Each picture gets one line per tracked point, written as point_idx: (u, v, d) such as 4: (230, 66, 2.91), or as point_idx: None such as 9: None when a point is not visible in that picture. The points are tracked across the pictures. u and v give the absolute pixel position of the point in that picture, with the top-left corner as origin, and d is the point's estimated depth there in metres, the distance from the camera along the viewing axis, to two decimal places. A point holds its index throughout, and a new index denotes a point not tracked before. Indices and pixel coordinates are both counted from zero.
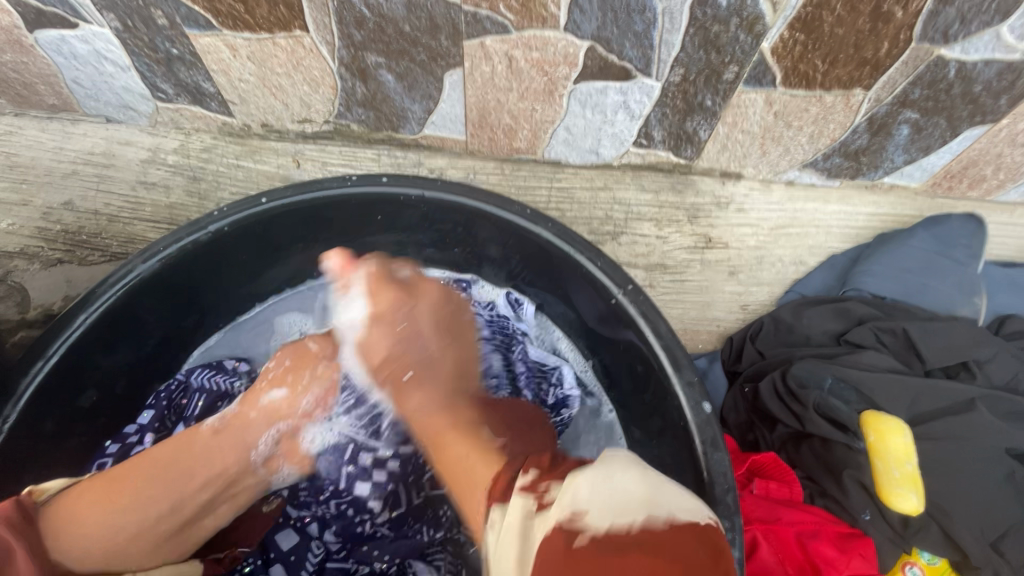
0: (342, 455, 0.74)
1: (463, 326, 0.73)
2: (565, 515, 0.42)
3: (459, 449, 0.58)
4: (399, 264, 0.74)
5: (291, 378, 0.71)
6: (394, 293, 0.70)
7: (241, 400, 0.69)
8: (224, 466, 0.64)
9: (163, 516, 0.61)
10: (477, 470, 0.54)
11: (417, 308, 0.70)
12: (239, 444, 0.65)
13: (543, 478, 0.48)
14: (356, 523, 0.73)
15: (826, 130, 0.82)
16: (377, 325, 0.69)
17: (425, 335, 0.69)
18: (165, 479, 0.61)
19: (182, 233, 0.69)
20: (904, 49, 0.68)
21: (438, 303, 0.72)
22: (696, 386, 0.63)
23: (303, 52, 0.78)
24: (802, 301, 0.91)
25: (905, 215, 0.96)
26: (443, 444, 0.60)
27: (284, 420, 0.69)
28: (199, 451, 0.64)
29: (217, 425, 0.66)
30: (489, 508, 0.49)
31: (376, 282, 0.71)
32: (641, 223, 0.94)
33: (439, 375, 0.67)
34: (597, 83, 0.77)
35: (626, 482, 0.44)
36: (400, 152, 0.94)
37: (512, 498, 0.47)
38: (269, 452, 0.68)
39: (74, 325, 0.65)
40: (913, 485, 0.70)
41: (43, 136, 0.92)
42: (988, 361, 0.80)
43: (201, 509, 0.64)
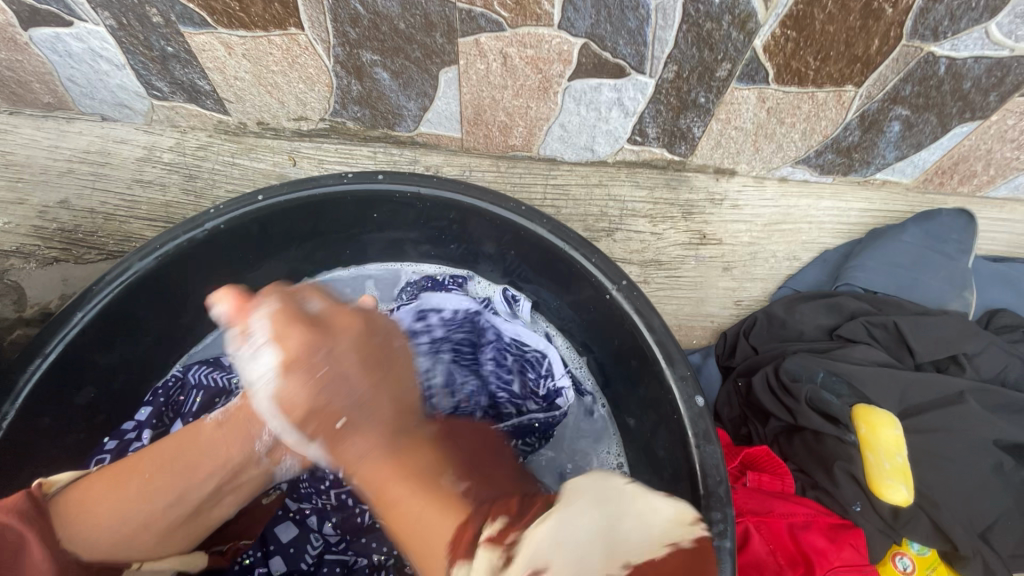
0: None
1: (395, 360, 0.61)
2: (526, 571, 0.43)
3: (405, 502, 0.54)
4: (308, 292, 0.61)
5: None
6: (285, 334, 0.56)
7: (246, 388, 0.64)
8: (228, 456, 0.61)
9: (169, 508, 0.60)
10: (438, 523, 0.52)
11: (338, 348, 0.57)
12: (245, 434, 0.60)
13: (511, 528, 0.47)
14: (356, 513, 0.73)
15: (818, 126, 0.83)
16: (292, 373, 0.55)
17: (352, 378, 0.57)
18: (169, 471, 0.59)
19: (179, 231, 0.70)
20: (894, 46, 0.69)
21: (361, 337, 0.59)
22: (689, 380, 0.63)
23: (298, 49, 0.78)
24: (795, 296, 0.92)
25: (897, 210, 0.97)
26: (394, 484, 0.55)
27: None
28: (203, 444, 0.60)
29: (218, 418, 0.62)
30: (452, 565, 0.48)
31: (283, 318, 0.57)
32: (636, 219, 0.95)
33: (372, 426, 0.57)
34: (591, 80, 0.78)
35: (587, 523, 0.45)
36: (396, 150, 0.94)
37: (475, 555, 0.46)
38: (273, 444, 0.62)
39: (71, 323, 0.66)
40: (903, 478, 0.70)
41: (39, 135, 0.92)
42: (977, 354, 0.81)
43: (208, 500, 0.63)
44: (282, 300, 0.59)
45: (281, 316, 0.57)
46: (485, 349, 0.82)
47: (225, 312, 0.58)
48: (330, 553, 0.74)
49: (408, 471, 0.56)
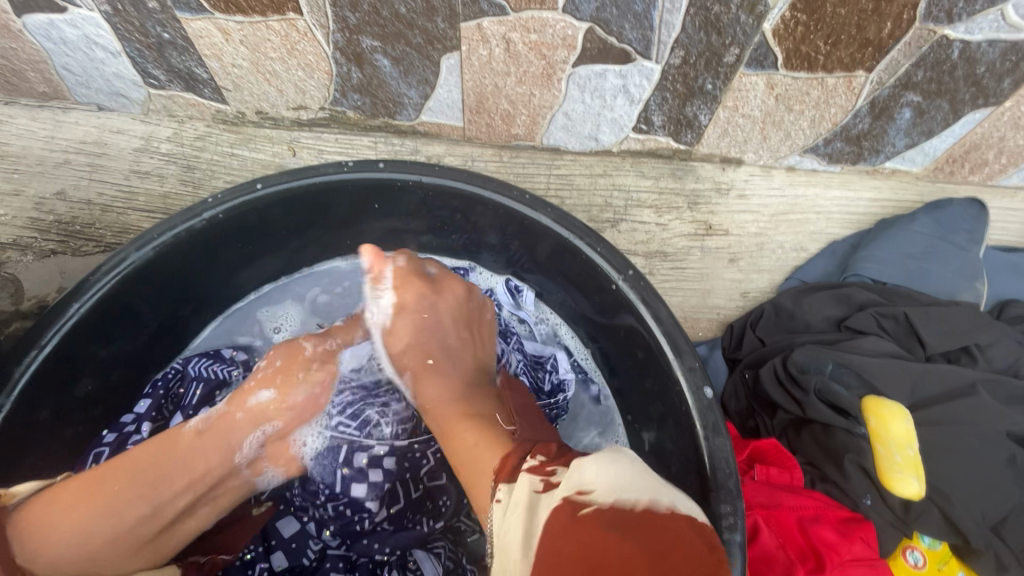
0: (335, 455, 0.71)
1: (482, 323, 0.76)
2: (572, 491, 0.41)
3: (464, 425, 0.60)
4: (427, 261, 0.78)
5: (279, 379, 0.69)
6: (399, 296, 0.73)
7: (228, 399, 0.67)
8: (206, 468, 0.62)
9: (141, 520, 0.58)
10: (485, 452, 0.54)
11: (440, 303, 0.74)
12: (226, 446, 0.63)
13: (551, 462, 0.47)
14: (355, 522, 0.71)
15: (828, 114, 0.81)
16: (400, 320, 0.72)
17: (446, 327, 0.73)
18: (141, 481, 0.58)
19: (176, 220, 0.68)
20: (907, 29, 0.68)
21: (458, 306, 0.75)
22: (697, 371, 0.62)
23: (297, 35, 0.76)
24: (802, 287, 0.90)
25: (906, 200, 0.95)
26: (456, 417, 0.62)
27: (272, 421, 0.67)
28: (179, 454, 0.61)
29: (199, 427, 0.63)
30: (497, 485, 0.48)
31: (400, 279, 0.74)
32: (641, 210, 0.93)
33: (454, 373, 0.69)
34: (596, 66, 0.76)
35: (626, 469, 0.43)
36: (397, 140, 0.93)
37: (518, 479, 0.46)
38: (254, 452, 0.66)
39: (68, 314, 0.64)
40: (914, 471, 0.69)
41: (34, 125, 0.91)
42: (990, 345, 0.80)
43: (181, 512, 0.61)
44: (404, 266, 0.75)
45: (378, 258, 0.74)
46: (499, 339, 0.81)
47: (365, 266, 0.74)
48: (333, 549, 0.72)
49: (468, 408, 0.64)
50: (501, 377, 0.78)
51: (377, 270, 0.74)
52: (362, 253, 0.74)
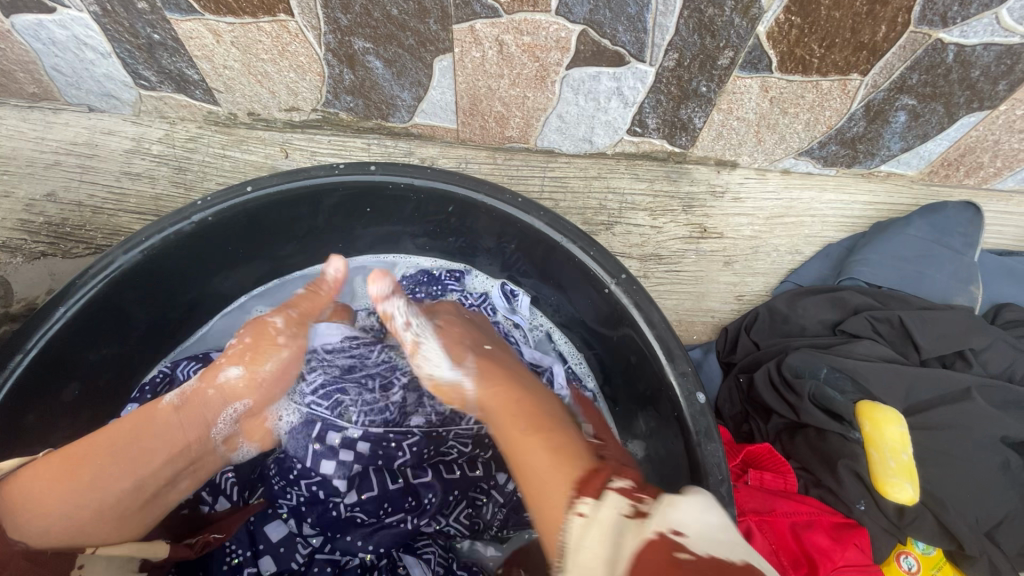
0: (310, 431, 0.70)
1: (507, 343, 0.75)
2: (667, 529, 0.43)
3: (534, 428, 0.57)
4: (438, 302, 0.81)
5: (249, 356, 0.67)
6: (259, 342, 0.68)
7: (201, 374, 0.66)
8: (185, 441, 0.62)
9: (125, 494, 0.58)
10: (563, 465, 0.52)
11: (484, 325, 0.77)
12: (200, 419, 0.64)
13: (638, 490, 0.49)
14: (327, 504, 0.70)
15: (822, 117, 0.81)
16: (446, 331, 0.71)
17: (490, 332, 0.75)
18: (122, 457, 0.58)
19: (165, 222, 0.68)
20: (901, 33, 0.67)
21: (469, 317, 0.77)
22: (689, 376, 0.62)
23: (288, 36, 0.76)
24: (797, 290, 0.90)
25: (901, 203, 0.95)
26: (534, 415, 0.59)
27: (242, 399, 0.66)
28: (158, 427, 0.61)
29: (176, 402, 0.63)
30: (578, 497, 0.48)
31: (254, 332, 0.69)
32: (636, 213, 0.93)
33: (508, 369, 0.66)
34: (590, 69, 0.76)
35: (714, 518, 0.45)
36: (390, 141, 0.92)
37: (606, 495, 0.47)
38: (230, 430, 0.67)
39: (54, 318, 0.64)
40: (909, 476, 0.68)
41: (24, 126, 0.90)
42: (984, 349, 0.80)
43: (166, 486, 0.62)
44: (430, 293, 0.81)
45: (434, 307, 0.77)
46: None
47: (375, 292, 0.73)
48: (320, 552, 0.71)
49: (522, 408, 0.60)
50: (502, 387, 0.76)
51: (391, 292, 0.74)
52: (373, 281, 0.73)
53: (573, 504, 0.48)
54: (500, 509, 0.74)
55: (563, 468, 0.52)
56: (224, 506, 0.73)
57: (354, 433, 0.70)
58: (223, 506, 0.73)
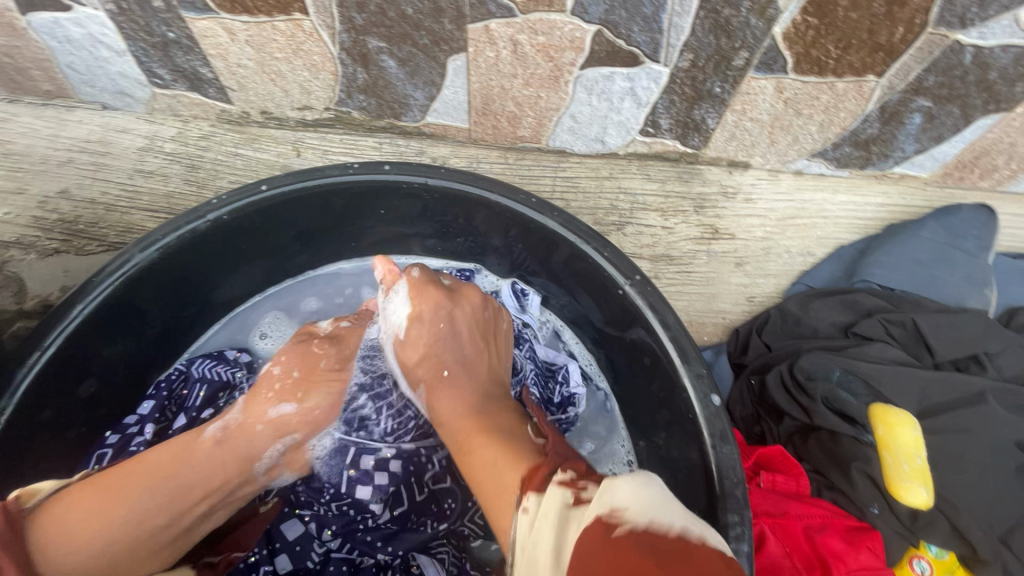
0: (342, 458, 0.71)
1: (499, 336, 0.72)
2: (603, 509, 0.39)
3: (483, 441, 0.56)
4: (441, 273, 0.75)
5: (301, 392, 0.66)
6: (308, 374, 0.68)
7: (244, 407, 0.65)
8: (220, 481, 0.61)
9: (157, 529, 0.58)
10: (507, 464, 0.51)
11: (457, 313, 0.69)
12: (244, 455, 0.62)
13: (582, 479, 0.45)
14: (358, 522, 0.71)
15: (836, 118, 0.80)
16: (408, 345, 0.69)
17: (462, 339, 0.68)
18: (161, 491, 0.58)
19: (181, 221, 0.68)
20: (919, 34, 0.67)
21: (475, 315, 0.70)
22: (704, 379, 0.61)
23: (303, 36, 0.76)
24: (809, 292, 0.89)
25: (914, 206, 0.94)
26: (474, 429, 0.58)
27: (291, 434, 0.66)
28: (194, 463, 0.60)
29: (218, 435, 0.62)
30: (523, 494, 0.46)
31: (301, 364, 0.68)
32: (647, 213, 0.92)
33: (463, 388, 0.65)
34: (604, 69, 0.76)
35: (661, 493, 0.41)
36: (402, 140, 0.92)
37: (548, 489, 0.44)
38: (272, 464, 0.66)
39: (72, 315, 0.64)
40: (923, 480, 0.69)
41: (38, 123, 0.91)
42: (999, 353, 0.80)
43: (198, 521, 0.62)
44: (423, 273, 0.72)
45: (417, 283, 0.70)
46: (524, 348, 0.82)
47: (380, 277, 0.72)
48: (337, 552, 0.71)
49: (478, 424, 0.58)
50: (521, 385, 0.79)
51: (392, 277, 0.71)
52: (376, 265, 0.73)
53: (520, 504, 0.46)
54: None
55: (509, 472, 0.50)
56: None
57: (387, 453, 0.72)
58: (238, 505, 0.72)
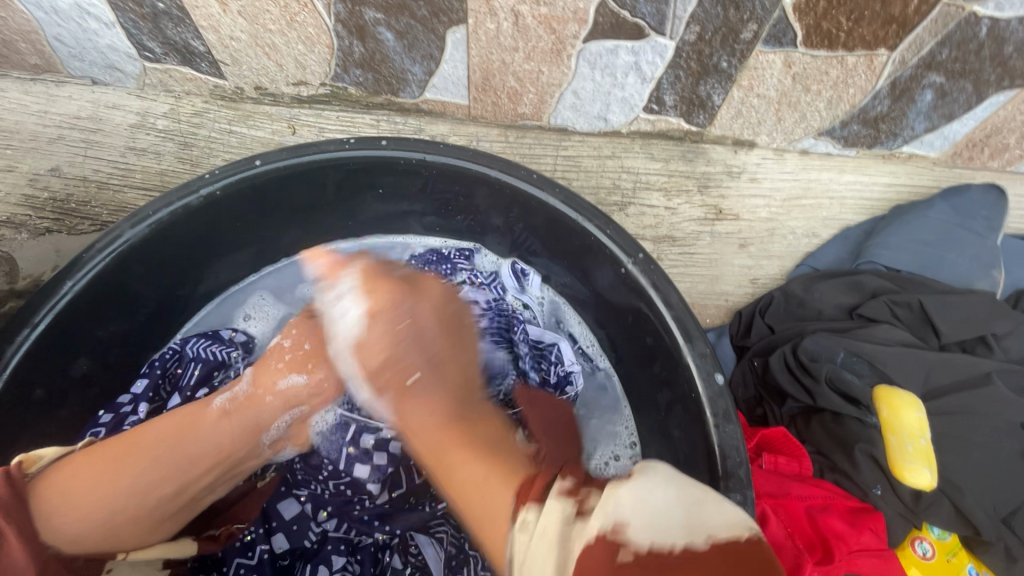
0: (344, 433, 0.70)
1: (464, 329, 0.68)
2: (606, 523, 0.38)
3: (467, 468, 0.52)
4: (395, 263, 0.69)
5: (312, 363, 0.65)
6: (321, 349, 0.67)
7: (252, 377, 0.64)
8: (229, 450, 0.60)
9: (164, 499, 0.58)
10: (501, 480, 0.49)
11: (419, 306, 0.64)
12: (251, 427, 0.62)
13: (577, 488, 0.43)
14: (354, 503, 0.70)
15: (846, 95, 0.78)
16: (367, 345, 0.61)
17: (427, 336, 0.63)
18: (166, 462, 0.57)
19: (174, 196, 0.66)
20: (934, 5, 0.65)
21: (439, 303, 0.66)
22: (708, 357, 0.60)
23: (297, 6, 0.74)
24: (814, 274, 0.88)
25: (922, 186, 0.93)
26: (459, 467, 0.52)
27: (301, 406, 0.65)
28: (204, 435, 0.59)
29: (226, 406, 0.61)
30: (519, 509, 0.44)
31: (314, 337, 0.67)
32: (650, 193, 0.91)
33: (427, 382, 0.60)
34: (608, 42, 0.73)
35: (663, 497, 0.39)
36: (400, 117, 0.90)
37: (548, 500, 0.43)
38: (278, 436, 0.65)
39: (62, 292, 0.63)
40: (927, 461, 0.68)
41: (27, 99, 0.88)
42: (1006, 335, 0.79)
43: (204, 491, 0.61)
44: (369, 266, 0.65)
45: (372, 277, 0.64)
46: (517, 331, 0.79)
47: (320, 271, 0.65)
48: (333, 531, 0.70)
49: (454, 432, 0.56)
50: (516, 369, 0.77)
51: (333, 269, 0.65)
52: (312, 260, 0.67)
53: (515, 516, 0.44)
54: None
55: (499, 491, 0.48)
56: None
57: (387, 433, 0.69)
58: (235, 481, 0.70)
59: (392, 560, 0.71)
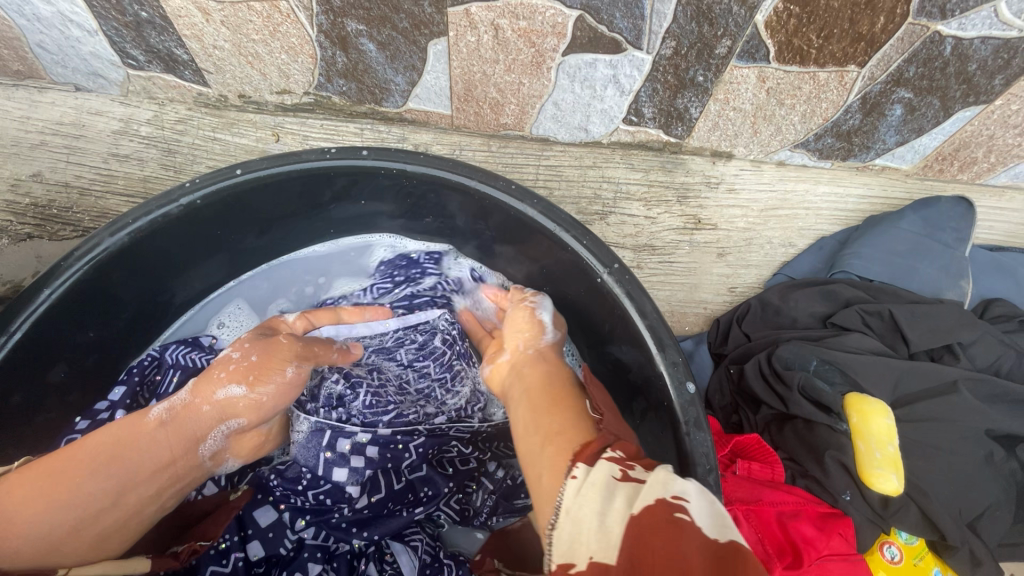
0: (319, 439, 0.71)
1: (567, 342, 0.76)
2: (668, 493, 0.40)
3: (555, 411, 0.54)
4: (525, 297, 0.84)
5: (252, 376, 0.64)
6: (266, 361, 0.65)
7: (193, 387, 0.64)
8: (169, 457, 0.60)
9: (101, 511, 0.56)
10: (567, 432, 0.50)
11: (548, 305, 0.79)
12: (187, 435, 0.61)
13: (634, 461, 0.45)
14: (332, 511, 0.70)
15: (819, 109, 0.80)
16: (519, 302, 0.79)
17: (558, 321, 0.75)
18: (102, 474, 0.56)
19: (153, 206, 0.67)
20: (900, 24, 0.67)
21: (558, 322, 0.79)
22: (680, 366, 0.62)
23: (280, 17, 0.75)
24: (789, 283, 0.90)
25: (894, 197, 0.95)
26: (540, 410, 0.55)
27: (238, 417, 0.64)
28: (139, 445, 0.59)
29: (163, 416, 0.61)
30: (573, 462, 0.45)
31: (261, 350, 0.66)
32: (630, 203, 0.92)
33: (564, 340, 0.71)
34: (586, 56, 0.75)
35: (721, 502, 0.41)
36: (383, 126, 0.91)
37: (597, 462, 0.44)
38: (218, 446, 0.64)
39: (39, 299, 0.63)
40: (894, 467, 0.70)
41: (9, 105, 0.88)
42: (972, 343, 0.81)
43: (149, 504, 0.59)
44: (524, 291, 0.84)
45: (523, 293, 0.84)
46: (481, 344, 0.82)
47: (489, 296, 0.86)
48: (310, 539, 0.71)
49: (553, 381, 0.60)
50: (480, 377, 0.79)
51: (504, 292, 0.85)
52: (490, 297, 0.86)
53: (568, 468, 0.45)
54: (490, 496, 0.77)
55: (558, 450, 0.48)
56: (212, 491, 0.72)
57: (364, 438, 0.71)
58: (211, 492, 0.72)
59: (367, 568, 0.70)
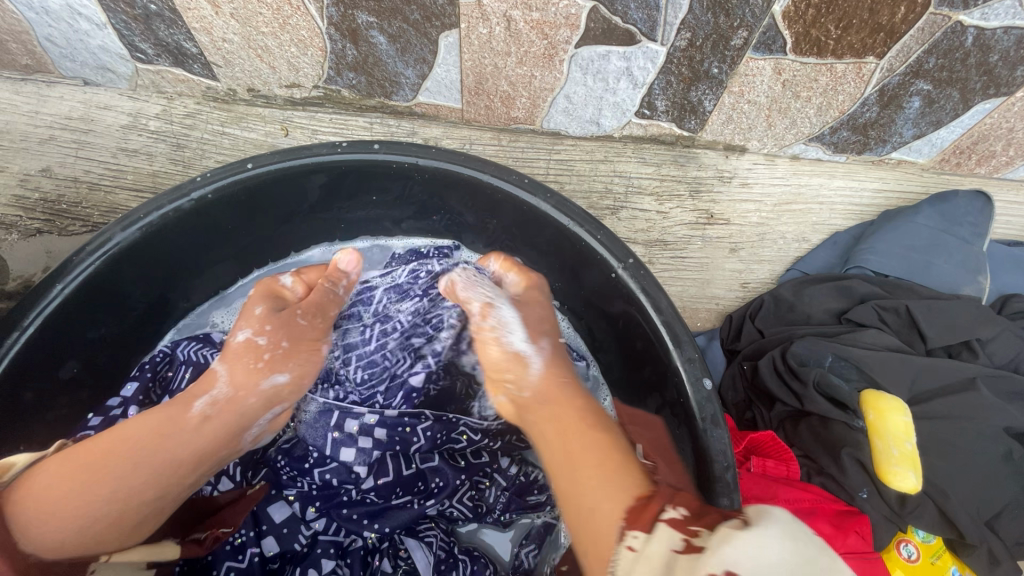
0: (328, 420, 0.71)
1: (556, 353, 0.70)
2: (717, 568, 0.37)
3: (599, 469, 0.53)
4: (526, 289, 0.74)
5: (291, 364, 0.66)
6: (296, 348, 0.67)
7: (231, 378, 0.62)
8: (211, 449, 0.59)
9: (150, 501, 0.56)
10: (613, 488, 0.50)
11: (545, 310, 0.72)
12: (235, 429, 0.61)
13: (694, 521, 0.44)
14: (341, 494, 0.71)
15: (835, 101, 0.79)
16: (526, 305, 0.71)
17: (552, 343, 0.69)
18: (150, 467, 0.56)
19: (164, 199, 0.66)
20: (921, 14, 0.66)
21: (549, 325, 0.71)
22: (696, 362, 0.61)
23: (289, 9, 0.74)
24: (801, 279, 0.89)
25: (910, 192, 0.94)
26: (579, 463, 0.54)
27: (282, 403, 0.65)
28: (179, 440, 0.57)
29: (207, 411, 0.60)
30: (629, 530, 0.46)
31: (291, 335, 0.67)
32: (642, 197, 0.91)
33: (567, 368, 0.66)
34: (600, 48, 0.74)
35: (774, 552, 0.38)
36: (393, 120, 0.90)
37: (658, 530, 0.44)
38: (259, 431, 0.64)
39: (50, 295, 0.62)
40: (912, 466, 0.69)
41: (17, 99, 0.88)
42: (990, 340, 0.80)
43: (191, 490, 0.60)
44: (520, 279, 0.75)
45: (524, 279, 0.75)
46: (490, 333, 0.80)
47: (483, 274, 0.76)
48: (323, 533, 0.70)
49: (583, 406, 0.60)
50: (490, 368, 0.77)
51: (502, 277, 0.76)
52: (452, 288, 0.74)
53: (622, 535, 0.46)
54: (503, 493, 0.74)
55: (608, 515, 0.48)
56: (226, 487, 0.71)
57: (372, 419, 0.71)
58: (226, 487, 0.70)
59: (382, 564, 0.70)
